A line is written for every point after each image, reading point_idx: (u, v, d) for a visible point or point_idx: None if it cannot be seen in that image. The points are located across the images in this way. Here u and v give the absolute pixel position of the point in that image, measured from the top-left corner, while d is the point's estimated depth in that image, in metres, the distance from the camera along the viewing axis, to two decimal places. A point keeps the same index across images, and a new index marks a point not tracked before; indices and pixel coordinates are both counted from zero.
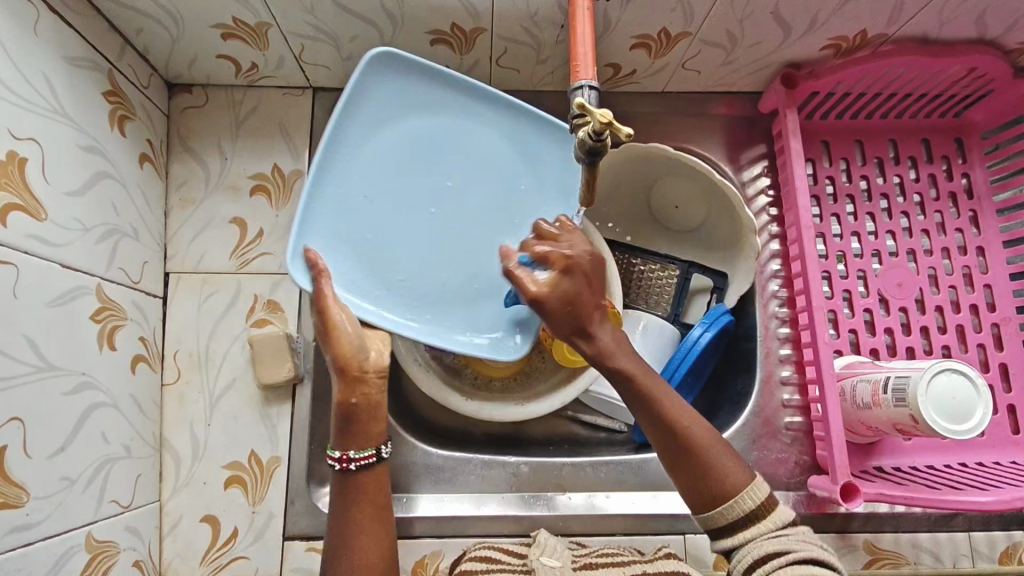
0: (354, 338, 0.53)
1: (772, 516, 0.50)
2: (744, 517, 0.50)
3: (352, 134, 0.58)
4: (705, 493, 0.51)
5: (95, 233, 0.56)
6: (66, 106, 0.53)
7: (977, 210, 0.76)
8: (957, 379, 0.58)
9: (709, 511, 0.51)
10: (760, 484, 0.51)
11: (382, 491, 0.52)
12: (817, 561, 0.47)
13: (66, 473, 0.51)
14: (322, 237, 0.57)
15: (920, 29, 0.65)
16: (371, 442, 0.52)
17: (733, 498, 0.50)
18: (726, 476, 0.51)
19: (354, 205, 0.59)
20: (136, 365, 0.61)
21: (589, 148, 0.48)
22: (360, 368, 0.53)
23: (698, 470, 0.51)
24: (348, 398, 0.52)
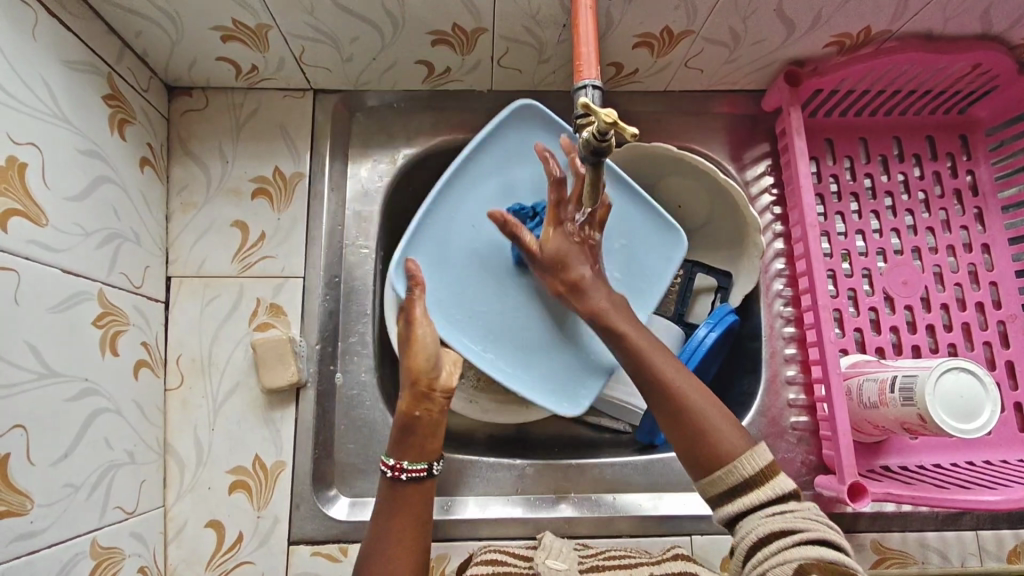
0: (429, 355, 0.55)
1: (773, 483, 0.48)
2: (744, 482, 0.48)
3: (479, 169, 0.68)
4: (702, 458, 0.50)
5: (96, 237, 0.55)
6: (66, 110, 0.53)
7: (981, 207, 0.76)
8: (965, 378, 0.58)
9: (706, 477, 0.50)
10: (762, 450, 0.49)
11: (427, 502, 0.54)
12: (825, 541, 0.45)
13: (70, 480, 0.51)
14: (422, 253, 0.66)
15: (925, 25, 0.65)
16: (425, 457, 0.54)
17: (731, 462, 0.49)
18: (722, 442, 0.50)
19: (455, 229, 0.67)
20: (138, 370, 0.61)
21: (593, 147, 0.47)
22: (430, 384, 0.54)
23: (694, 435, 0.51)
24: (412, 410, 0.54)
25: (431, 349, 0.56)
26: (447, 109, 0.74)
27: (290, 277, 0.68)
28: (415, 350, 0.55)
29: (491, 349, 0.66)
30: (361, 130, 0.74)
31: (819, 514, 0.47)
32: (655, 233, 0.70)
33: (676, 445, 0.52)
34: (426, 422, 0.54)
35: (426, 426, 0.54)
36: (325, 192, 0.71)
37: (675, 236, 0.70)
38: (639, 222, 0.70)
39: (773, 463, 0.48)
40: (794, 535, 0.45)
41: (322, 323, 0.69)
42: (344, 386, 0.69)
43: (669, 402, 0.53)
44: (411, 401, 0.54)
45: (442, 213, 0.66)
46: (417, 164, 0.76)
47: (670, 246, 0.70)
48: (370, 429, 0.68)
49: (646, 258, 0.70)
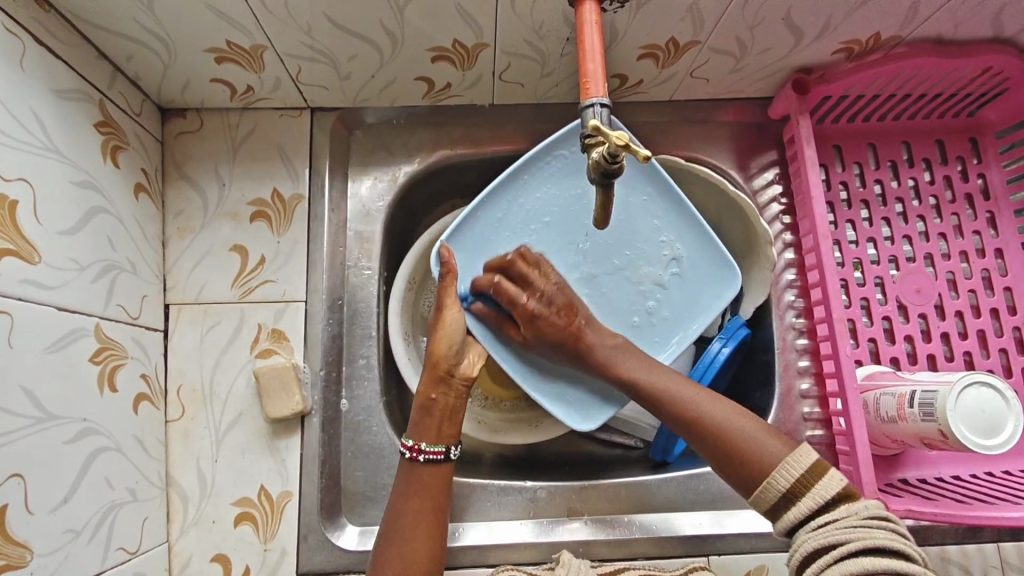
0: (452, 342, 0.61)
1: (815, 491, 0.49)
2: (783, 497, 0.50)
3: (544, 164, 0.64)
4: (742, 477, 0.52)
5: (92, 271, 0.54)
6: (57, 141, 0.51)
7: (994, 211, 0.75)
8: (986, 393, 0.56)
9: (752, 494, 0.51)
10: (800, 456, 0.50)
11: (442, 486, 0.58)
12: (868, 549, 0.45)
13: (71, 525, 0.49)
14: (468, 242, 0.64)
15: (935, 30, 0.63)
16: (442, 440, 0.59)
17: (767, 476, 0.50)
18: (755, 456, 0.51)
19: (506, 219, 0.64)
20: (138, 404, 0.59)
21: (603, 169, 0.46)
22: (448, 369, 0.61)
23: (730, 453, 0.52)
24: (429, 392, 0.60)
25: (456, 338, 0.62)
26: (448, 124, 0.72)
27: (291, 302, 0.66)
28: (440, 334, 0.61)
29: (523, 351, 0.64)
30: (361, 149, 0.72)
31: (870, 518, 0.47)
32: (710, 266, 0.67)
33: (719, 468, 0.53)
34: (442, 405, 0.60)
35: (442, 407, 0.60)
36: (325, 214, 0.69)
37: (730, 275, 0.66)
38: (698, 250, 0.66)
39: (810, 470, 0.49)
40: (838, 549, 0.46)
41: (326, 348, 0.67)
42: (349, 413, 0.67)
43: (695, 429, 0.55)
44: (430, 383, 0.61)
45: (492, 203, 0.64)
46: (418, 181, 0.74)
47: (722, 284, 0.66)
48: (378, 455, 0.66)
49: (698, 292, 0.67)
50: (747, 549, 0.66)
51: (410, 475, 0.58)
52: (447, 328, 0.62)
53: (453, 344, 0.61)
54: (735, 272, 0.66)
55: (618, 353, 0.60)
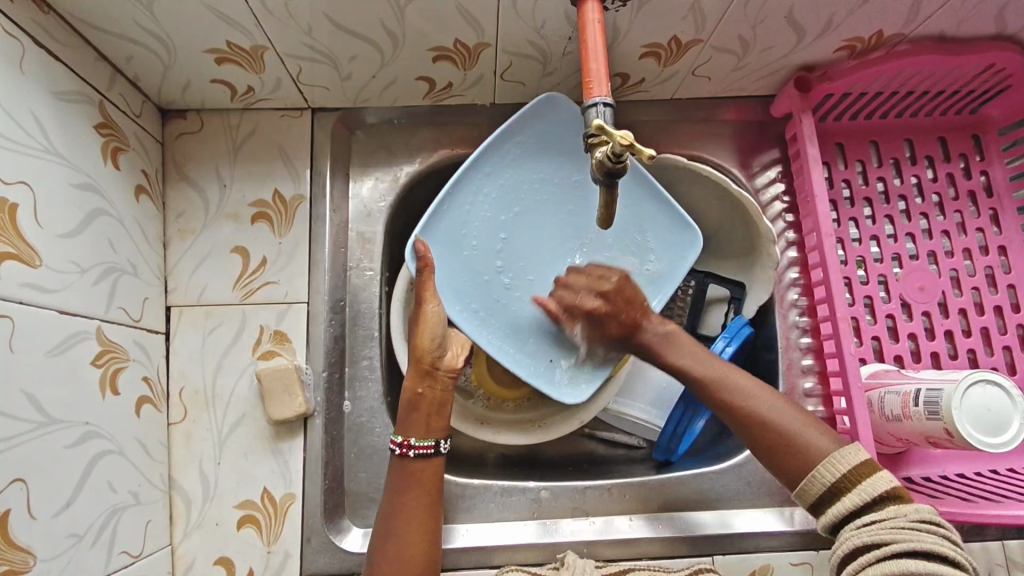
0: (435, 335, 0.60)
1: (862, 488, 0.49)
2: (829, 491, 0.50)
3: (503, 147, 0.65)
4: (789, 468, 0.53)
5: (93, 273, 0.53)
6: (57, 143, 0.51)
7: (997, 208, 0.74)
8: (991, 390, 0.56)
9: (797, 485, 0.52)
10: (853, 448, 0.51)
11: (435, 482, 0.58)
12: (914, 552, 0.45)
13: (74, 529, 0.49)
14: (438, 237, 0.63)
15: (938, 27, 0.63)
16: (431, 435, 0.59)
17: (815, 468, 0.51)
18: (804, 446, 0.52)
19: (473, 210, 0.64)
20: (140, 406, 0.59)
21: (607, 169, 0.45)
22: (433, 363, 0.60)
23: (777, 444, 0.54)
24: (415, 387, 0.60)
25: (438, 331, 0.60)
26: (449, 124, 0.72)
27: (292, 303, 0.66)
28: (422, 329, 0.60)
29: (507, 337, 0.65)
30: (362, 149, 0.72)
31: (919, 520, 0.47)
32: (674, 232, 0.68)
33: (766, 458, 0.55)
34: (429, 399, 0.59)
35: (428, 402, 0.59)
36: (326, 214, 0.69)
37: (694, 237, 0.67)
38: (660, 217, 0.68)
39: (858, 467, 0.50)
40: (883, 548, 0.46)
41: (328, 349, 0.67)
42: (352, 414, 0.67)
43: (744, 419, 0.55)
44: (416, 379, 0.60)
45: (461, 193, 0.64)
46: (420, 181, 0.73)
47: (685, 246, 0.68)
48: (381, 456, 0.66)
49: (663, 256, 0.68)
50: (752, 549, 0.66)
51: (415, 475, 0.57)
52: (430, 323, 0.60)
53: (436, 338, 0.60)
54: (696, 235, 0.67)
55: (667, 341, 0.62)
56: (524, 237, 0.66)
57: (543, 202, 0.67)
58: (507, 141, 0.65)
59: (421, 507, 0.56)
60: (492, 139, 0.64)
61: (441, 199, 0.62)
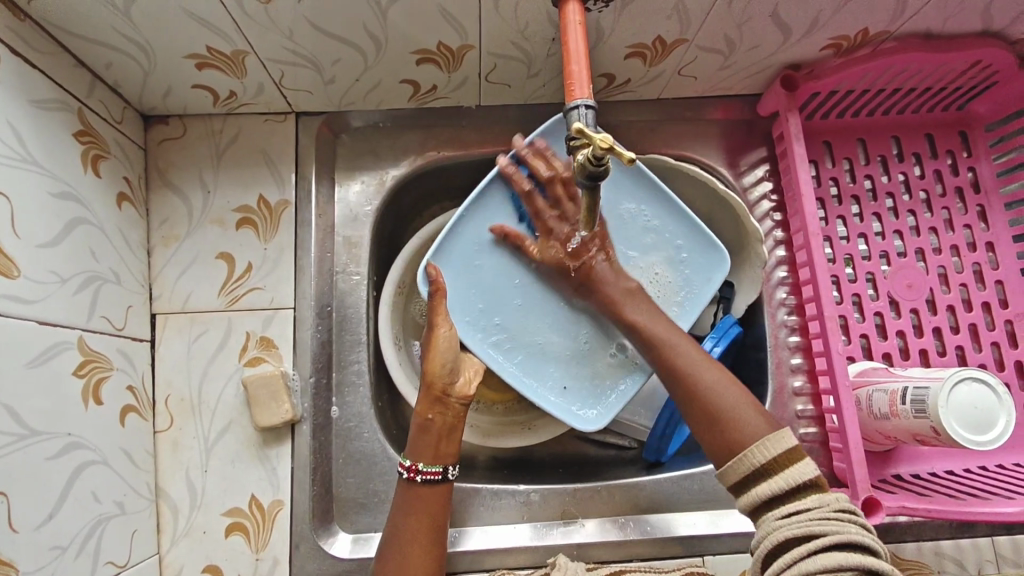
0: (447, 361, 0.59)
1: (787, 472, 0.48)
2: (756, 471, 0.49)
3: (524, 173, 0.64)
4: (719, 447, 0.51)
5: (74, 283, 0.53)
6: (34, 152, 0.50)
7: (984, 205, 0.75)
8: (978, 388, 0.56)
9: (722, 464, 0.51)
10: (782, 437, 0.49)
11: (439, 504, 0.58)
12: (841, 542, 0.44)
13: (57, 542, 0.49)
14: (451, 262, 0.63)
15: (923, 24, 0.63)
16: (439, 460, 0.58)
17: (744, 450, 0.50)
18: (735, 427, 0.51)
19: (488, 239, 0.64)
20: (125, 415, 0.58)
21: (589, 172, 0.45)
22: (445, 389, 0.59)
23: (714, 421, 0.52)
24: (426, 412, 0.59)
25: (449, 356, 0.60)
26: (434, 126, 0.72)
27: (279, 308, 0.65)
28: (432, 354, 0.59)
29: (527, 362, 0.64)
30: (347, 152, 0.71)
31: (842, 509, 0.46)
32: (701, 253, 0.66)
33: (697, 434, 0.54)
34: (440, 425, 0.59)
35: (440, 427, 0.59)
36: (312, 219, 0.68)
37: (717, 256, 0.66)
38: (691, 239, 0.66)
39: (789, 451, 0.48)
40: (812, 541, 0.45)
41: (315, 355, 0.66)
42: (340, 419, 0.67)
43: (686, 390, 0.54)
44: (426, 403, 0.59)
45: (477, 218, 0.63)
46: (405, 184, 0.73)
47: (713, 267, 0.66)
48: (369, 461, 0.66)
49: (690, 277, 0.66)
50: (741, 549, 0.66)
51: (410, 479, 0.57)
52: (439, 350, 0.59)
53: (448, 362, 0.59)
54: (723, 254, 0.66)
55: (625, 300, 0.60)
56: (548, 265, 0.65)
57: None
58: (528, 167, 0.64)
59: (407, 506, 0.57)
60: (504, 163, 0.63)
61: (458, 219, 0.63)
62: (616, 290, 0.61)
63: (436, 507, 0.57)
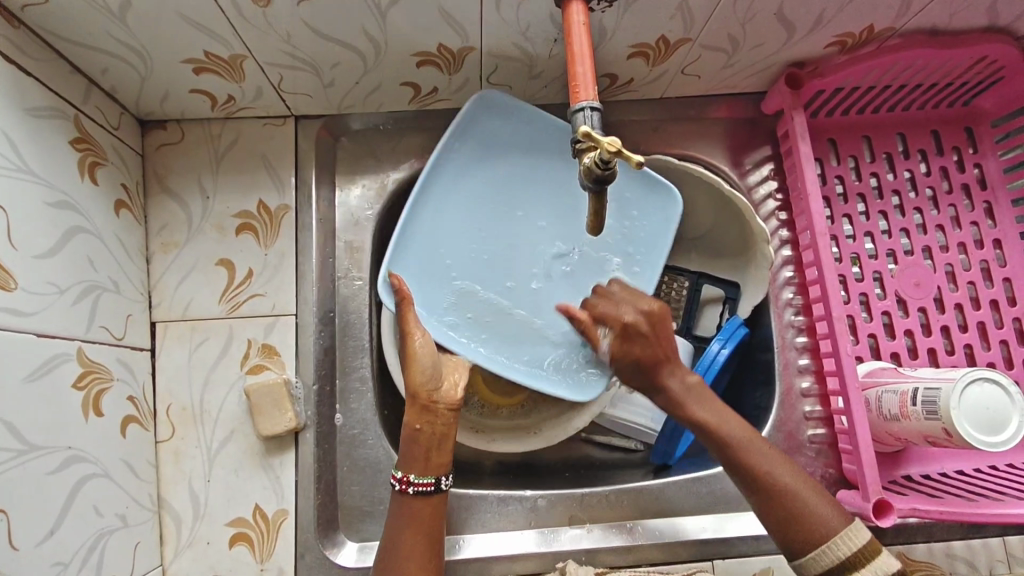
0: (428, 369, 0.58)
1: (874, 564, 0.49)
2: (837, 565, 0.49)
3: (448, 168, 0.64)
4: (794, 539, 0.51)
5: (72, 293, 0.52)
6: (29, 160, 0.49)
7: (991, 201, 0.74)
8: (990, 389, 0.56)
9: (801, 555, 0.51)
10: (859, 530, 0.50)
11: (437, 517, 0.57)
12: None
13: (60, 557, 0.48)
14: (412, 269, 0.63)
15: (929, 21, 0.62)
16: (431, 471, 0.57)
17: (827, 543, 0.50)
18: (814, 521, 0.51)
19: (447, 243, 0.64)
20: (126, 426, 0.57)
21: (596, 176, 0.44)
22: (430, 397, 0.58)
23: (779, 507, 0.52)
24: (414, 422, 0.58)
25: (428, 363, 0.58)
26: (435, 129, 0.71)
27: (281, 315, 0.65)
28: (412, 364, 0.58)
29: (512, 352, 0.64)
30: (347, 156, 0.70)
31: None
32: (645, 197, 0.67)
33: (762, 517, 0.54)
34: (429, 435, 0.57)
35: (428, 437, 0.58)
36: (312, 223, 0.67)
37: (662, 191, 0.67)
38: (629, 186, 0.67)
39: (871, 542, 0.49)
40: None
41: (318, 362, 0.66)
42: (344, 427, 0.66)
43: (758, 484, 0.53)
44: (414, 413, 0.58)
45: (423, 228, 0.64)
46: (407, 188, 0.72)
47: (664, 208, 0.67)
48: (374, 470, 0.65)
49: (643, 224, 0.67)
50: (750, 553, 0.65)
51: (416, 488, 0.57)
52: (418, 358, 0.58)
53: (428, 369, 0.58)
54: (672, 191, 0.66)
55: (686, 395, 0.58)
56: (514, 256, 0.66)
57: (520, 213, 0.66)
58: (449, 161, 0.64)
59: (408, 518, 0.56)
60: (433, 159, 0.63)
61: (400, 229, 0.62)
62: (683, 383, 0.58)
63: (431, 519, 0.57)
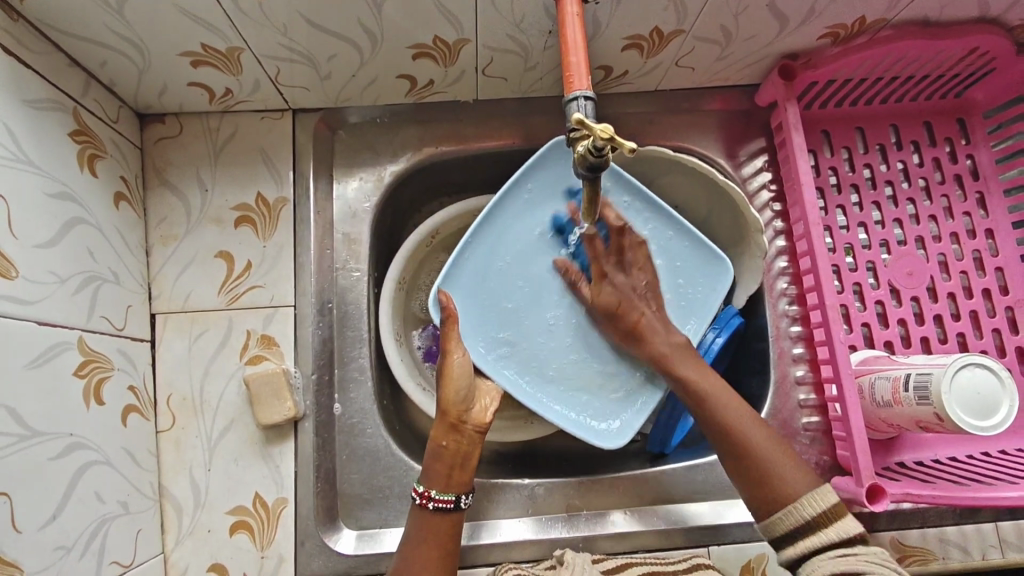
0: (461, 390, 0.59)
1: (837, 525, 0.49)
2: (799, 526, 0.50)
3: (515, 203, 0.66)
4: (763, 498, 0.52)
5: (73, 283, 0.53)
6: (29, 151, 0.50)
7: (983, 191, 0.75)
8: (980, 373, 0.56)
9: (767, 515, 0.52)
10: (827, 492, 0.51)
11: (450, 538, 0.56)
12: None
13: (61, 542, 0.48)
14: (462, 290, 0.65)
15: (921, 13, 0.63)
16: (453, 488, 0.57)
17: (793, 502, 0.51)
18: (783, 481, 0.52)
19: (499, 271, 0.66)
20: (127, 415, 0.58)
21: (590, 163, 0.45)
22: (460, 417, 0.59)
23: (754, 468, 0.53)
24: (440, 438, 0.58)
25: (463, 384, 0.60)
26: (431, 122, 0.71)
27: (280, 306, 0.65)
28: (448, 382, 0.59)
29: (558, 395, 0.66)
30: (345, 148, 0.71)
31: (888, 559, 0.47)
32: (699, 264, 0.68)
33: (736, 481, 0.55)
34: (452, 453, 0.58)
35: (452, 455, 0.58)
36: (311, 215, 0.68)
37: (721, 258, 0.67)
38: (685, 253, 0.68)
39: (837, 504, 0.50)
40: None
41: (316, 352, 0.66)
42: (343, 416, 0.66)
43: (738, 445, 0.55)
44: (440, 429, 0.59)
45: (479, 254, 0.65)
46: (404, 180, 0.73)
47: (715, 278, 0.68)
48: (373, 458, 0.66)
49: (692, 286, 0.68)
50: (745, 539, 0.66)
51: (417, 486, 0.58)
52: (455, 377, 0.59)
53: (462, 390, 0.59)
54: (725, 264, 0.67)
55: (677, 353, 0.61)
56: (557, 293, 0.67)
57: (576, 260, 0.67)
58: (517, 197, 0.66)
59: (426, 532, 0.56)
60: (502, 191, 0.65)
61: (460, 250, 0.64)
62: (666, 345, 0.62)
63: (447, 538, 0.56)
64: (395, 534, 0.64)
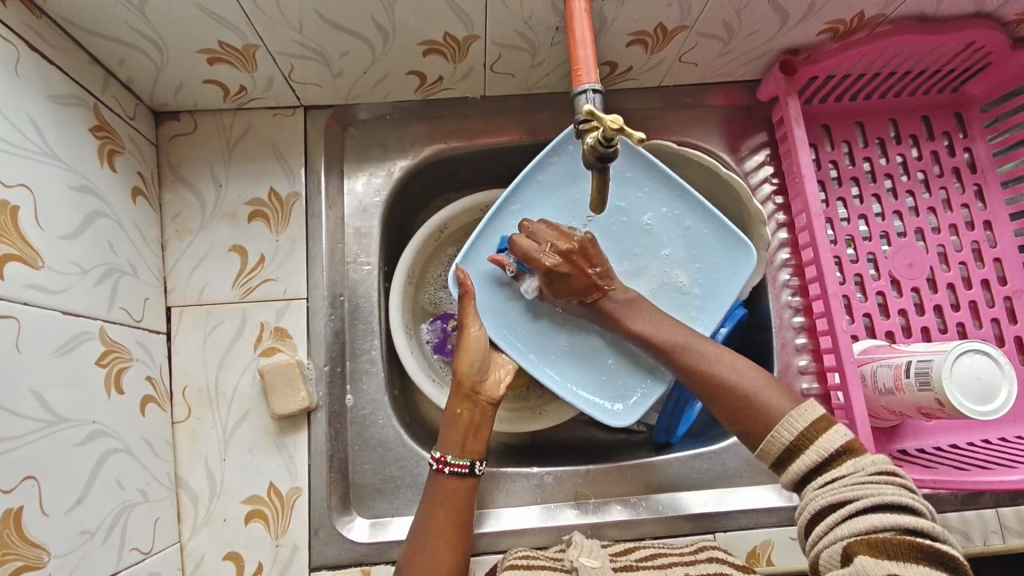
0: (474, 362, 0.63)
1: (820, 442, 0.50)
2: (787, 450, 0.51)
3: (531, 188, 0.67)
4: (747, 425, 0.54)
5: (94, 274, 0.54)
6: (53, 145, 0.51)
7: (981, 184, 0.76)
8: (981, 359, 0.58)
9: (759, 445, 0.53)
10: (805, 411, 0.51)
11: (467, 497, 0.59)
12: (879, 506, 0.45)
13: (85, 526, 0.49)
14: (478, 269, 0.66)
15: (918, 8, 0.64)
16: (467, 455, 0.60)
17: (774, 429, 0.52)
18: (765, 411, 0.53)
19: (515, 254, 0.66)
20: (146, 405, 0.59)
21: (599, 154, 0.46)
22: (474, 387, 0.63)
23: (735, 403, 0.55)
24: (455, 407, 0.62)
25: (478, 357, 0.63)
26: (440, 118, 0.73)
27: (292, 299, 0.67)
28: (462, 356, 0.63)
29: (580, 377, 0.67)
30: (356, 144, 0.72)
31: (877, 475, 0.47)
32: (721, 249, 0.68)
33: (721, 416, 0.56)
34: (467, 420, 0.62)
35: (466, 423, 0.62)
36: (323, 210, 0.69)
37: (742, 250, 0.68)
38: (706, 240, 0.68)
39: (817, 420, 0.50)
40: (845, 506, 0.46)
41: (329, 344, 0.68)
42: (355, 407, 0.68)
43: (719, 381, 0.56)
44: (456, 398, 0.63)
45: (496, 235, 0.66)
46: (414, 176, 0.74)
47: (737, 263, 0.68)
48: (384, 448, 0.67)
49: (713, 271, 0.68)
50: (750, 525, 0.67)
51: (434, 490, 0.59)
52: (470, 349, 0.63)
53: (476, 362, 0.63)
54: (749, 248, 0.68)
55: (632, 299, 0.63)
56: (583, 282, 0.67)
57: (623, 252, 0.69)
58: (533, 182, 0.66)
59: (441, 498, 0.58)
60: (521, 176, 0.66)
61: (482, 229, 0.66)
62: (644, 311, 0.62)
63: (461, 501, 0.59)
64: (405, 522, 0.65)
